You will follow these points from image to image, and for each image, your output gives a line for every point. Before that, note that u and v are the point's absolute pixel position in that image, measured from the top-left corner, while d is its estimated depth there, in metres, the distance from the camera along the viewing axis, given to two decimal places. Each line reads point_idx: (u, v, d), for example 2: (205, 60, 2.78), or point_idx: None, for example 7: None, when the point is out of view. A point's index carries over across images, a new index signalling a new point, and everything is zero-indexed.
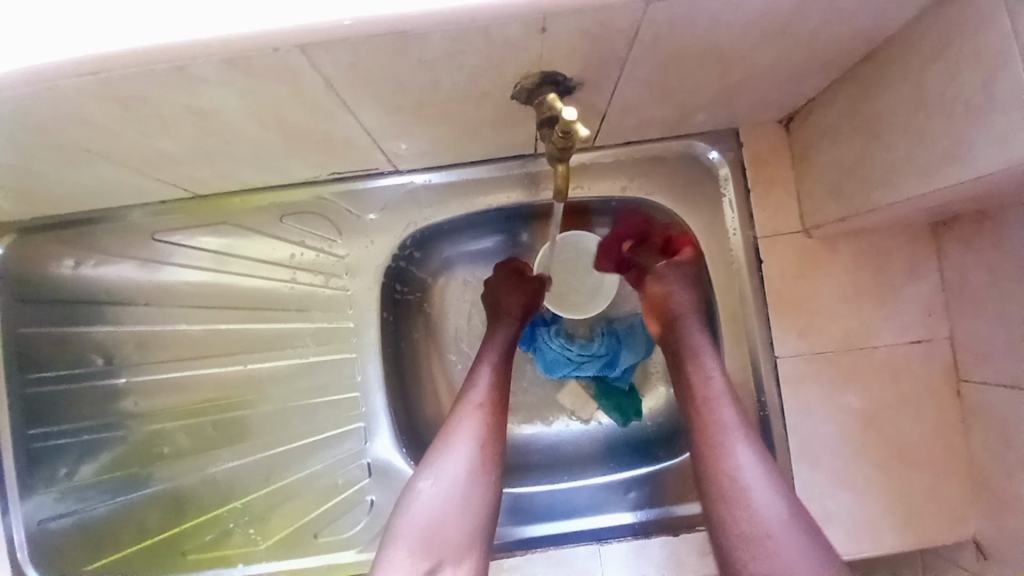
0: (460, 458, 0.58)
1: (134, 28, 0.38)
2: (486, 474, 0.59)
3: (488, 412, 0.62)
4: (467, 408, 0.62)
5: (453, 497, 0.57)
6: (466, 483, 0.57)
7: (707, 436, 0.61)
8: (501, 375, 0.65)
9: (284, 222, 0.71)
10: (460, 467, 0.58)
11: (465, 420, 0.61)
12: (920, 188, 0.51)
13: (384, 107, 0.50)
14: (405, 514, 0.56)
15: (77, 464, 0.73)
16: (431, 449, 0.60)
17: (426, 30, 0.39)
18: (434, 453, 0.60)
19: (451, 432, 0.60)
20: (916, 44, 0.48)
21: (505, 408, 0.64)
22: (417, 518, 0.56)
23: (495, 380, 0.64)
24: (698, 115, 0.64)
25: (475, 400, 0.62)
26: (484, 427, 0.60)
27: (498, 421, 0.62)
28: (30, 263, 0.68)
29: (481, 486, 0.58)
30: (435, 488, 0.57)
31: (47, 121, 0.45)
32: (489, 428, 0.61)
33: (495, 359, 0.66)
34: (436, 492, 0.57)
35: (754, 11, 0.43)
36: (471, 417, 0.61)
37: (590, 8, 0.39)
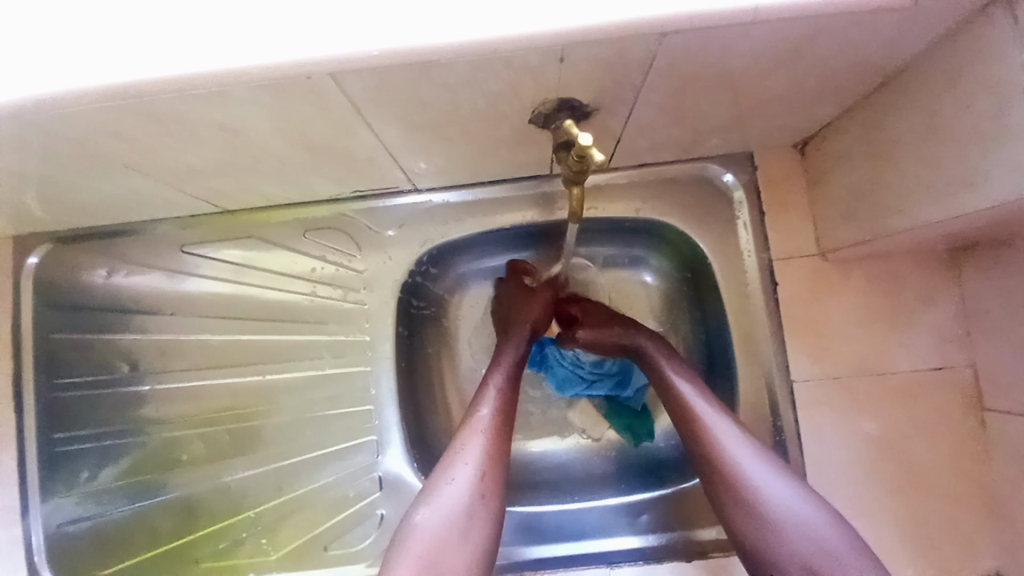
0: (461, 485, 0.58)
1: (178, 53, 0.41)
2: (487, 502, 0.58)
3: (490, 437, 0.62)
4: (468, 433, 0.62)
5: (453, 525, 0.56)
6: (467, 512, 0.57)
7: (714, 454, 0.59)
8: (507, 399, 0.65)
9: (306, 236, 0.73)
10: (460, 494, 0.58)
11: (466, 447, 0.61)
12: (937, 214, 0.51)
13: (407, 129, 0.53)
14: (404, 544, 0.55)
15: (98, 468, 0.74)
16: (432, 476, 0.60)
17: (450, 57, 0.41)
18: (433, 481, 0.60)
19: (451, 458, 0.60)
20: (931, 74, 0.49)
21: (509, 434, 0.64)
22: (416, 548, 0.55)
23: (498, 405, 0.64)
24: (712, 139, 0.65)
25: (477, 425, 0.62)
26: (485, 454, 0.61)
27: (500, 448, 0.62)
28: (65, 271, 0.71)
29: (482, 515, 0.57)
30: (434, 516, 0.56)
31: (92, 137, 0.47)
32: (491, 454, 0.61)
33: (501, 383, 0.66)
34: (436, 520, 0.56)
35: (769, 40, 0.44)
36: (472, 442, 0.61)
37: (608, 38, 0.41)
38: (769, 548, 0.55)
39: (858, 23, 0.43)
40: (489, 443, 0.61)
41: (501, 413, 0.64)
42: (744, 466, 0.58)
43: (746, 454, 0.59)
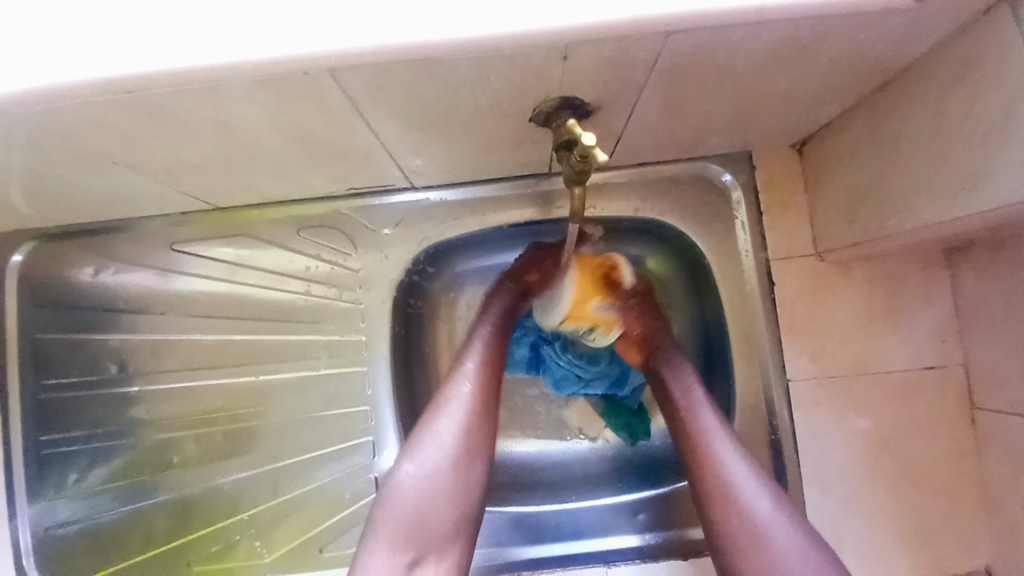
0: (445, 444, 0.60)
1: (170, 46, 0.39)
2: (473, 458, 0.60)
3: (476, 394, 0.62)
4: (454, 390, 0.62)
5: (436, 485, 0.58)
6: (451, 470, 0.59)
7: (704, 462, 0.62)
8: (494, 353, 0.66)
9: (300, 234, 0.72)
10: (444, 451, 0.59)
11: (452, 404, 0.62)
12: (937, 215, 0.51)
13: (405, 127, 0.52)
14: (388, 500, 0.58)
15: (87, 470, 0.73)
16: (417, 430, 0.61)
17: (452, 54, 0.40)
18: (418, 436, 0.61)
19: (438, 415, 0.61)
20: (933, 75, 0.49)
21: (498, 387, 0.65)
22: (401, 505, 0.58)
23: (484, 359, 0.65)
24: (712, 139, 0.64)
25: (463, 379, 0.63)
26: (472, 411, 0.62)
27: (487, 405, 0.63)
28: (50, 269, 0.69)
29: (467, 474, 0.60)
30: (419, 475, 0.59)
31: (81, 132, 0.46)
32: (478, 411, 0.62)
33: (487, 337, 0.67)
34: (423, 474, 0.58)
35: (774, 40, 0.43)
36: (458, 399, 0.62)
37: (613, 37, 0.40)
38: (739, 543, 0.58)
39: (862, 23, 0.43)
40: (475, 399, 0.62)
41: (487, 367, 0.65)
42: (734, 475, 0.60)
43: (738, 464, 0.61)
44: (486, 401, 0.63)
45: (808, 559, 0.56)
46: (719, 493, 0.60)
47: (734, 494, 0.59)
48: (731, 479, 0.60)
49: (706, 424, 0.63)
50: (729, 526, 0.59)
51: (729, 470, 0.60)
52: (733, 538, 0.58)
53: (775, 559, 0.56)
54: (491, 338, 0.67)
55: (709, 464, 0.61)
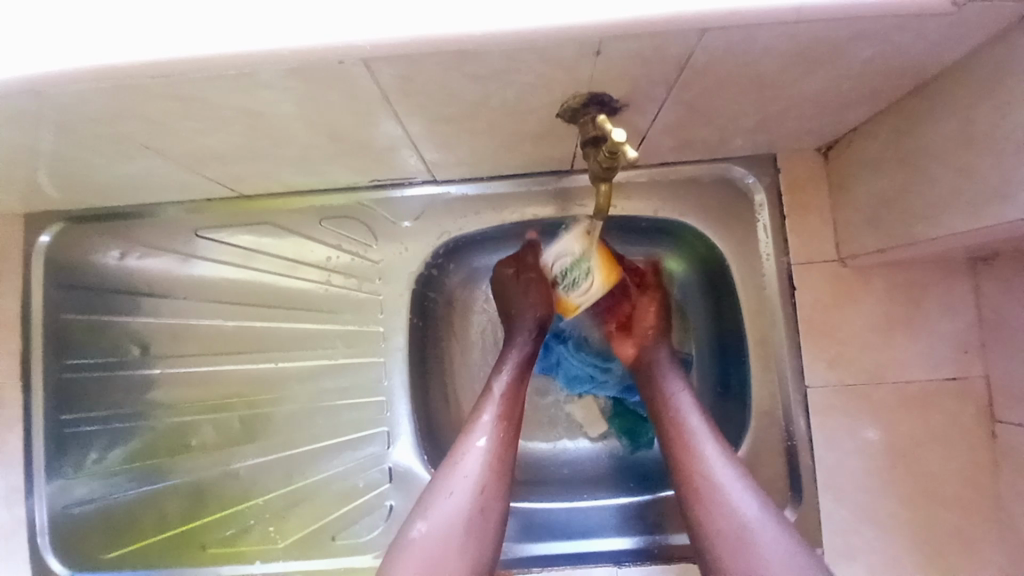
0: (461, 496, 0.59)
1: (207, 33, 0.40)
2: (491, 504, 0.59)
3: (492, 446, 0.62)
4: (467, 446, 0.61)
5: (453, 538, 0.57)
6: (467, 522, 0.58)
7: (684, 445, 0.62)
8: (511, 404, 0.65)
9: (322, 224, 0.72)
10: (460, 503, 0.58)
11: (466, 460, 0.61)
12: (968, 223, 0.50)
13: (431, 119, 0.52)
14: (403, 552, 0.57)
15: (106, 449, 0.74)
16: (431, 488, 0.60)
17: (485, 47, 0.40)
18: (433, 491, 0.60)
19: (450, 471, 0.60)
20: (966, 81, 0.48)
21: (514, 439, 0.64)
22: (415, 557, 0.56)
23: (501, 409, 0.64)
24: (736, 140, 0.64)
25: (479, 432, 0.62)
26: (490, 462, 0.61)
27: (505, 457, 0.62)
28: (78, 252, 0.71)
29: (484, 522, 0.59)
30: (433, 527, 0.57)
31: (115, 116, 0.47)
32: (496, 462, 0.61)
33: (502, 386, 0.65)
34: (437, 528, 0.57)
35: (807, 40, 0.43)
36: (473, 456, 0.61)
37: (647, 33, 0.40)
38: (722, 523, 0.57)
39: (897, 26, 0.42)
40: (490, 453, 0.61)
41: (503, 419, 0.63)
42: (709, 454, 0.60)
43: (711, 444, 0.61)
44: (506, 448, 0.62)
45: (790, 563, 0.55)
46: (699, 496, 0.59)
47: (711, 499, 0.58)
48: (712, 481, 0.59)
49: (679, 408, 0.64)
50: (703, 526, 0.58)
51: (711, 470, 0.60)
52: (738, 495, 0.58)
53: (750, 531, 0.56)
54: (508, 389, 0.65)
55: (690, 465, 0.60)
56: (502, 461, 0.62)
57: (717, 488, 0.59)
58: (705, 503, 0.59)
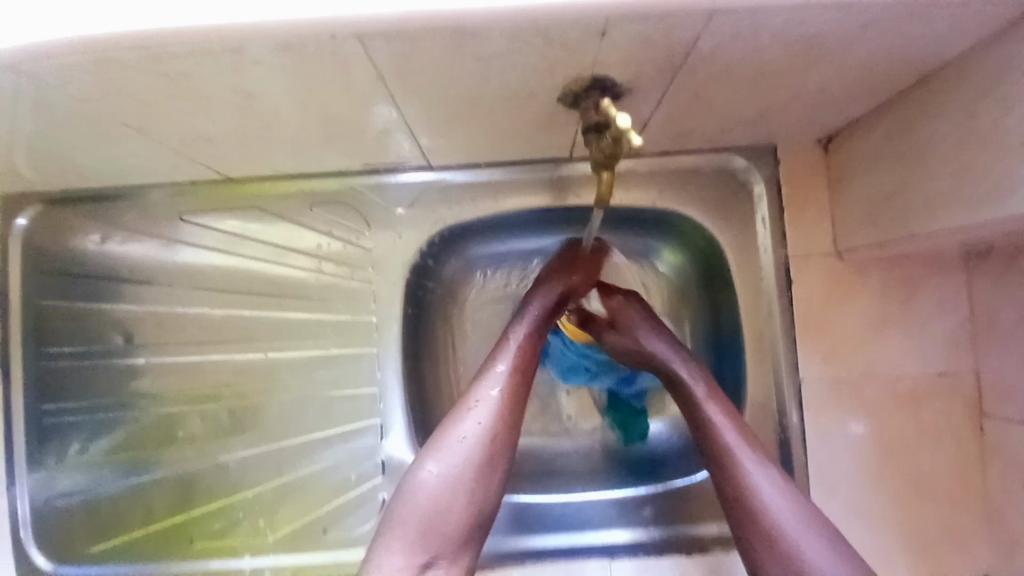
0: (470, 444, 0.55)
1: (192, 5, 0.37)
2: (495, 460, 0.56)
3: (506, 397, 0.57)
4: (476, 395, 0.57)
5: (459, 486, 0.54)
6: (474, 470, 0.54)
7: (709, 435, 0.59)
8: (527, 357, 0.60)
9: (313, 211, 0.70)
10: (469, 452, 0.55)
11: (474, 410, 0.56)
12: (966, 220, 0.50)
13: (427, 103, 0.50)
14: (405, 500, 0.54)
15: (90, 441, 0.72)
16: (438, 431, 0.57)
17: (487, 28, 0.39)
18: (442, 434, 0.56)
19: (457, 419, 0.56)
20: (968, 79, 0.48)
21: (526, 393, 0.59)
22: (418, 505, 0.53)
23: (518, 360, 0.59)
24: (738, 130, 0.63)
25: (493, 383, 0.57)
26: (499, 414, 0.56)
27: (516, 410, 0.57)
28: (58, 236, 0.68)
29: (489, 475, 0.55)
30: (439, 476, 0.54)
31: (95, 92, 0.44)
32: (506, 415, 0.57)
33: (522, 337, 0.60)
34: (443, 476, 0.54)
35: (818, 28, 0.42)
36: (483, 406, 0.56)
37: (653, 17, 0.39)
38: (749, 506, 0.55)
39: (911, 15, 0.41)
40: (503, 403, 0.57)
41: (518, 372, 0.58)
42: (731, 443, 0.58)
43: (735, 432, 0.58)
44: (517, 402, 0.57)
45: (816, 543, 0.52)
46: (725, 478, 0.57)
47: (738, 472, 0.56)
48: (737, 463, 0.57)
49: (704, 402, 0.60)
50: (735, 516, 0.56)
51: (738, 453, 0.57)
52: (762, 479, 0.56)
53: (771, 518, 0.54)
54: (526, 341, 0.60)
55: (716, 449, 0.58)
56: (511, 416, 0.57)
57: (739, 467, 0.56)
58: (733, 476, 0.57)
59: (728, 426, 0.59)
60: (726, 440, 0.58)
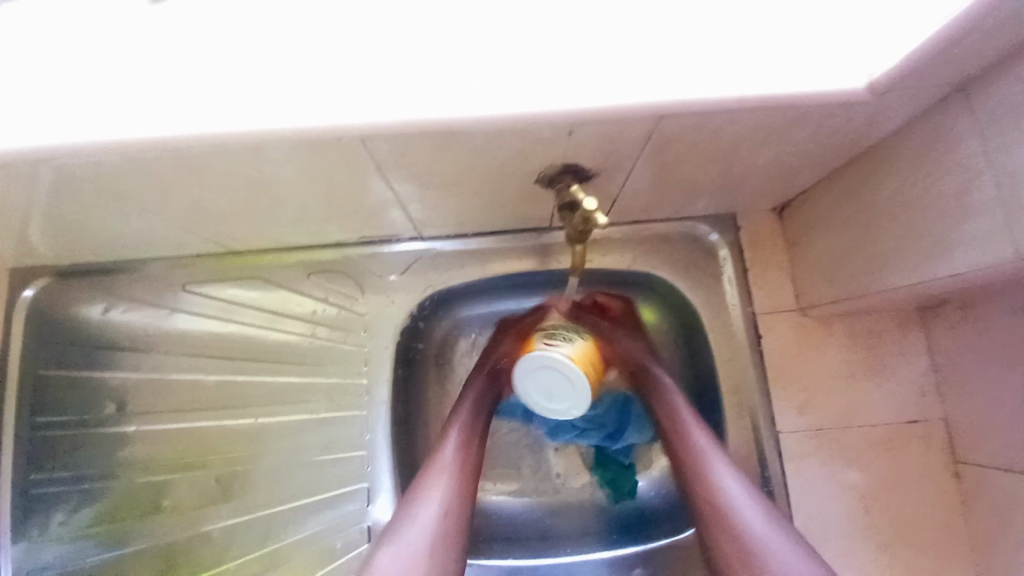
0: (429, 520, 0.58)
1: (219, 114, 0.44)
2: (455, 529, 0.59)
3: (459, 465, 0.62)
4: (432, 471, 0.61)
5: (423, 561, 0.56)
6: (436, 544, 0.57)
7: (692, 460, 0.63)
8: (474, 428, 0.66)
9: (310, 279, 0.74)
10: (429, 526, 0.57)
11: (431, 485, 0.60)
12: (906, 279, 0.56)
13: (420, 184, 0.56)
14: None
15: (74, 511, 0.71)
16: (396, 513, 0.59)
17: (473, 130, 0.45)
18: (400, 516, 0.59)
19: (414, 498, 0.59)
20: (895, 157, 0.55)
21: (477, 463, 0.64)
22: None
23: (466, 431, 0.65)
24: (700, 202, 0.70)
25: (445, 457, 0.62)
26: (455, 485, 0.61)
27: (468, 479, 0.62)
28: (64, 305, 0.71)
29: (450, 546, 0.58)
30: (401, 556, 0.56)
31: (123, 181, 0.49)
32: (460, 486, 0.61)
33: (467, 412, 0.67)
34: (405, 556, 0.56)
35: (755, 124, 0.49)
36: (439, 478, 0.61)
37: (614, 119, 0.46)
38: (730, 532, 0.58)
39: (830, 113, 0.49)
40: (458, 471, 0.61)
41: (470, 444, 0.64)
42: (714, 467, 0.61)
43: (718, 458, 0.62)
44: (468, 471, 0.63)
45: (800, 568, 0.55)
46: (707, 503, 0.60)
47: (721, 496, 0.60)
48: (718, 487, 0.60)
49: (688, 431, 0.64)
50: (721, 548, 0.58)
51: (721, 479, 0.60)
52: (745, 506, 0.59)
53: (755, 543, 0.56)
54: (470, 415, 0.67)
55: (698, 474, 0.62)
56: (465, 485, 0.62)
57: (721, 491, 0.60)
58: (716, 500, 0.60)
59: (714, 452, 0.62)
60: (709, 465, 0.61)
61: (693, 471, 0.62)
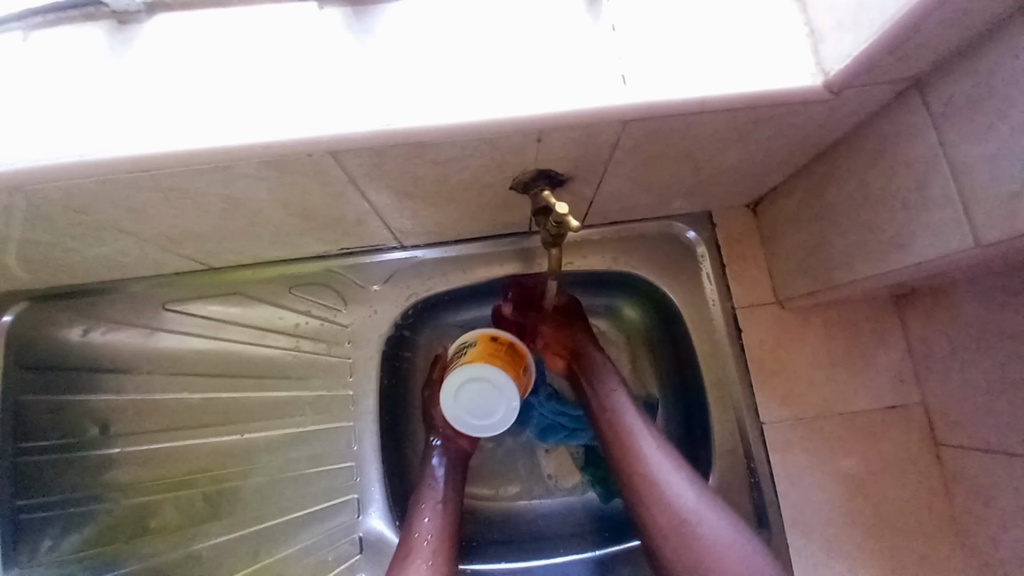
0: None
1: (189, 136, 0.44)
2: None
3: (435, 537, 0.65)
4: (410, 550, 0.63)
5: None
6: None
7: (631, 454, 0.66)
8: (445, 497, 0.68)
9: (292, 292, 0.74)
10: None
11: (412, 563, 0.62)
12: (875, 269, 0.57)
13: (396, 196, 0.57)
14: None
15: (61, 536, 0.70)
16: None
17: (441, 141, 0.46)
18: None
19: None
20: (857, 151, 0.57)
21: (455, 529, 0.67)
22: None
23: (438, 503, 0.68)
24: (676, 202, 0.71)
25: (419, 533, 0.65)
26: (434, 556, 0.63)
27: (448, 545, 0.64)
28: (41, 330, 0.69)
29: None
30: None
31: (95, 205, 0.50)
32: (440, 555, 0.63)
33: (436, 487, 0.69)
34: None
35: (720, 125, 0.51)
36: (418, 557, 0.63)
37: (580, 125, 0.47)
38: (674, 522, 0.61)
39: (791, 113, 0.50)
40: (433, 543, 0.64)
41: (443, 512, 0.67)
42: (653, 461, 0.65)
43: (654, 450, 0.66)
44: (445, 539, 0.65)
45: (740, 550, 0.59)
46: (650, 496, 0.63)
47: (663, 488, 0.63)
48: (658, 479, 0.63)
49: (627, 425, 0.67)
50: (656, 527, 0.62)
51: (659, 470, 0.64)
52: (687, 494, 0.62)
53: (700, 535, 0.60)
54: (440, 486, 0.69)
55: (638, 468, 0.65)
56: (444, 552, 0.64)
57: (661, 484, 0.63)
58: (659, 493, 0.63)
59: (651, 447, 0.66)
60: (648, 457, 0.65)
61: (633, 466, 0.65)
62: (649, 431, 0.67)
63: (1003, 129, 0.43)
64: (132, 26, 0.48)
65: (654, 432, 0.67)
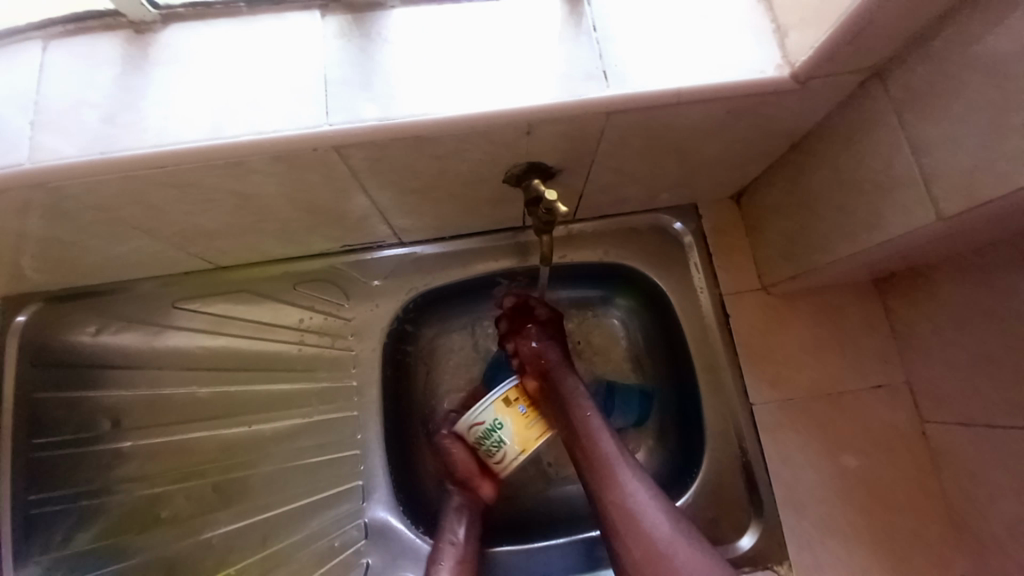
0: None
1: (202, 135, 0.48)
2: None
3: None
4: None
5: None
6: None
7: (605, 481, 0.66)
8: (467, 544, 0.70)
9: (297, 289, 0.77)
10: None
11: None
12: (850, 250, 0.61)
13: (395, 191, 0.60)
14: None
15: (73, 530, 0.72)
16: None
17: (438, 133, 0.50)
18: None
19: None
20: (827, 140, 0.60)
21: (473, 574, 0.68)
22: None
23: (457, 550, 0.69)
24: (662, 193, 0.75)
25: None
26: None
27: None
28: (54, 329, 0.72)
29: None
30: None
31: (114, 203, 0.53)
32: None
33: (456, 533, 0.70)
34: None
35: (698, 117, 0.55)
36: None
37: (567, 118, 0.51)
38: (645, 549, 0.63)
39: (762, 103, 0.54)
40: None
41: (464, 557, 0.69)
42: (627, 488, 0.66)
43: (629, 476, 0.67)
44: None
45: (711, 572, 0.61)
46: (622, 523, 0.64)
47: (637, 518, 0.64)
48: (632, 507, 0.65)
49: (601, 450, 0.68)
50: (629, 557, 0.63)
51: (633, 497, 0.65)
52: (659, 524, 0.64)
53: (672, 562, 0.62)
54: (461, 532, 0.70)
55: (612, 494, 0.66)
56: None
57: (634, 511, 0.64)
58: (633, 521, 0.64)
59: (625, 473, 0.67)
60: (622, 483, 0.66)
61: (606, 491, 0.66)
62: (624, 457, 0.68)
63: (956, 111, 0.46)
64: (149, 35, 0.52)
65: (629, 458, 0.68)
